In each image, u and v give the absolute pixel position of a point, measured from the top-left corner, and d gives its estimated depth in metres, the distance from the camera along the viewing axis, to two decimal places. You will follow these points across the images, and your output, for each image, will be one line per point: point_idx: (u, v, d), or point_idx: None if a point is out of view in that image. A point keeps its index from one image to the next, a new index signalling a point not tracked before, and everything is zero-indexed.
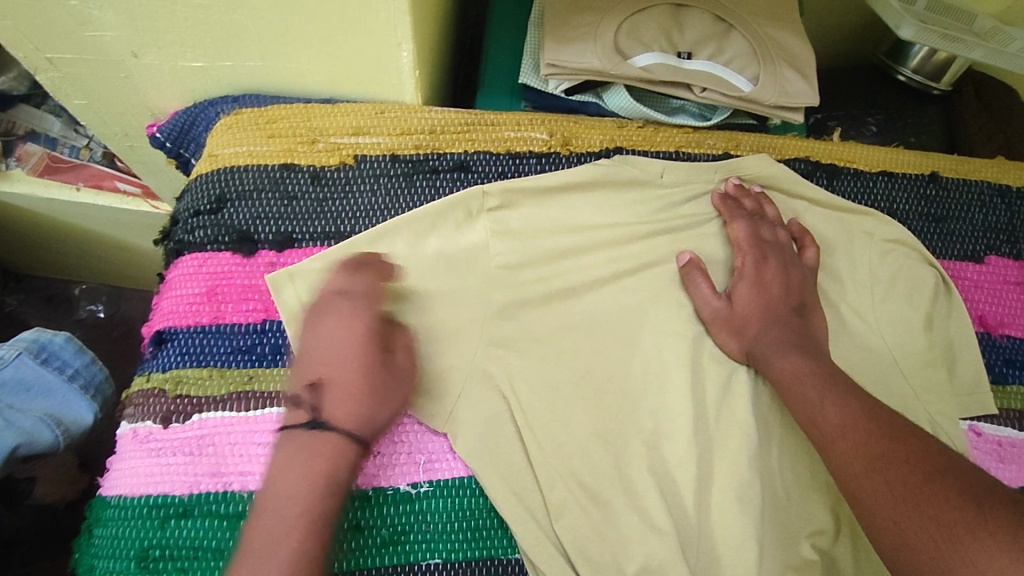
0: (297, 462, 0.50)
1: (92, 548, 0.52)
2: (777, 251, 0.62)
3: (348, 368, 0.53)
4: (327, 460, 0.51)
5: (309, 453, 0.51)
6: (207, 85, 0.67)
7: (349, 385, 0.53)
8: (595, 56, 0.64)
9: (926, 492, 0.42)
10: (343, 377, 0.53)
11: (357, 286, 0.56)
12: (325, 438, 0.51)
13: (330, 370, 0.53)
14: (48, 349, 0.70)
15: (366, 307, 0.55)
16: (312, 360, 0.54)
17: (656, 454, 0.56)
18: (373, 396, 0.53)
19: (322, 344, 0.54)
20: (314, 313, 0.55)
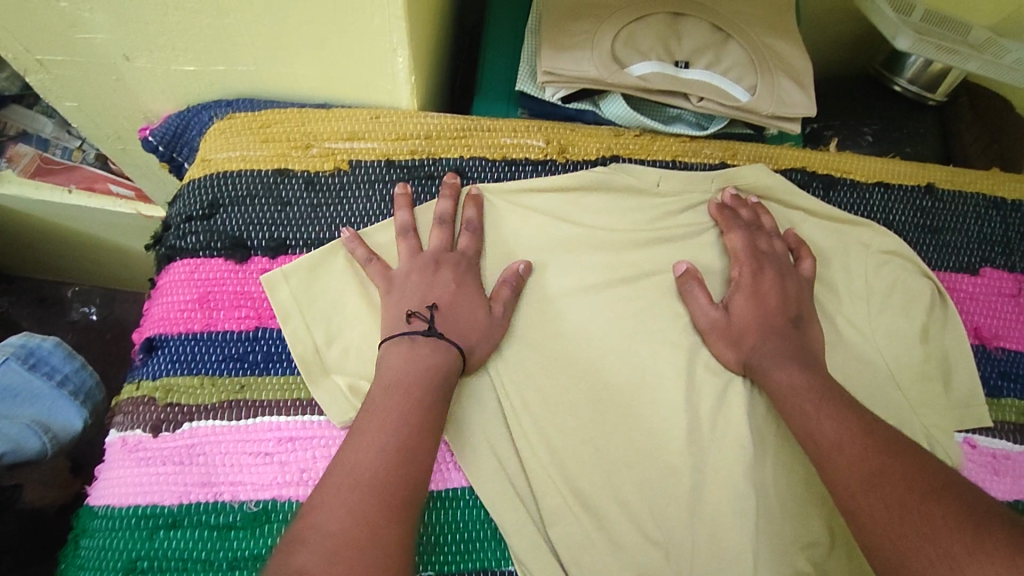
0: (419, 363, 0.52)
1: (78, 559, 0.51)
2: (774, 261, 0.62)
3: (458, 301, 0.57)
4: (440, 367, 0.53)
5: (428, 356, 0.53)
6: (201, 89, 0.67)
7: (465, 314, 0.56)
8: (591, 64, 0.64)
9: (923, 509, 0.42)
10: (458, 311, 0.56)
11: (463, 244, 0.60)
12: (445, 349, 0.54)
13: (447, 300, 0.57)
14: (36, 355, 0.69)
15: (467, 262, 0.60)
16: (438, 287, 0.57)
17: (651, 465, 0.56)
18: (473, 331, 0.56)
19: (444, 277, 0.57)
20: (431, 260, 0.58)
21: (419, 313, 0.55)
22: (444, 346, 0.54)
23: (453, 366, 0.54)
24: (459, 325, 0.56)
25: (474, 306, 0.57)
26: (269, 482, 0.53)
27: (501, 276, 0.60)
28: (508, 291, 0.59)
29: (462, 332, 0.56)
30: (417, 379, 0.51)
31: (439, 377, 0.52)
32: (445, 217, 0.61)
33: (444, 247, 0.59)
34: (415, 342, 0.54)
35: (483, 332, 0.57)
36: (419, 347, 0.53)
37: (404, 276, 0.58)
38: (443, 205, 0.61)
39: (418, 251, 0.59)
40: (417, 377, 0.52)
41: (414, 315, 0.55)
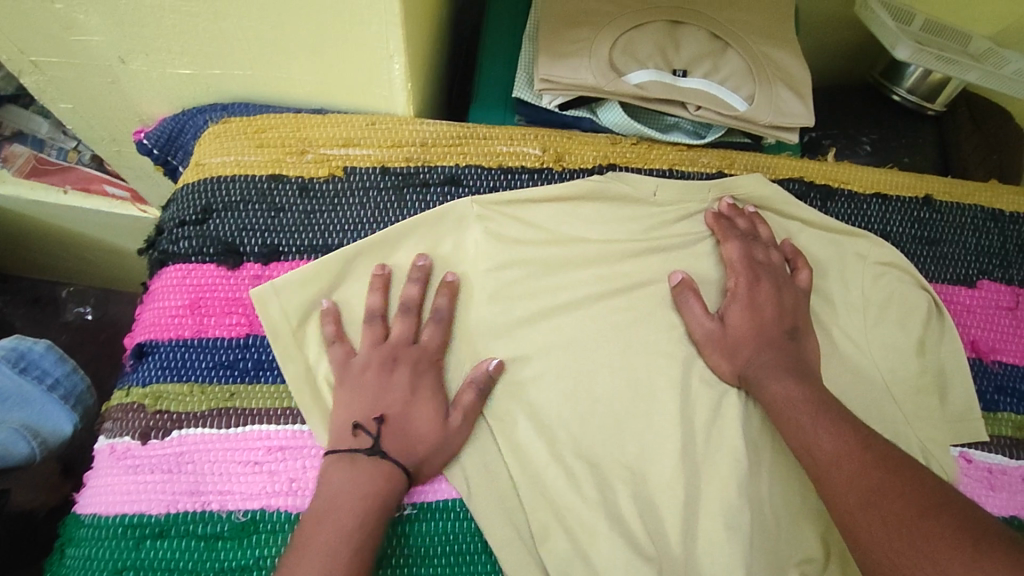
0: (357, 484, 0.50)
1: (63, 568, 0.51)
2: (770, 272, 0.61)
3: (411, 409, 0.54)
4: (378, 490, 0.50)
5: (368, 477, 0.51)
6: (196, 92, 0.67)
7: (416, 427, 0.54)
8: (589, 73, 0.64)
9: (919, 527, 0.41)
10: (412, 423, 0.54)
11: (425, 338, 0.57)
12: (386, 472, 0.51)
13: (398, 410, 0.54)
14: (27, 358, 0.69)
15: (427, 360, 0.57)
16: (389, 396, 0.54)
17: (643, 478, 0.55)
18: (426, 441, 0.54)
19: (398, 383, 0.55)
20: (390, 354, 0.56)
21: (366, 428, 0.53)
22: (387, 467, 0.52)
23: (396, 483, 0.51)
24: (408, 439, 0.53)
25: (429, 413, 0.54)
26: (258, 492, 0.53)
27: (469, 376, 0.57)
28: (472, 396, 0.56)
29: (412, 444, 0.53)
30: (351, 505, 0.49)
31: (374, 504, 0.50)
32: (411, 305, 0.58)
33: (406, 340, 0.57)
34: (356, 462, 0.51)
35: (435, 443, 0.54)
36: (360, 468, 0.51)
37: (354, 381, 0.55)
38: (409, 291, 0.58)
39: (381, 341, 0.57)
40: (353, 501, 0.49)
41: (361, 428, 0.53)
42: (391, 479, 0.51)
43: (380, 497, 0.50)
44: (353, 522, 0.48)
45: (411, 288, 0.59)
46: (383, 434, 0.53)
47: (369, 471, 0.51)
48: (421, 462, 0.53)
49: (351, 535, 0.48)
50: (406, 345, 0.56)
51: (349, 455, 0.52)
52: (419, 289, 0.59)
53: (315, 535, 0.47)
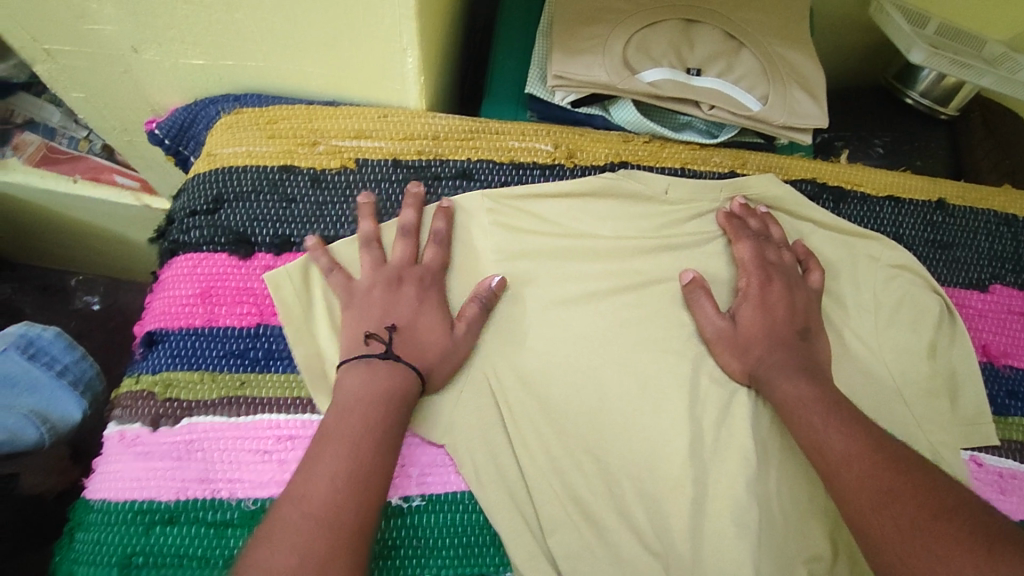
0: (377, 385, 0.51)
1: (73, 552, 0.51)
2: (782, 274, 0.61)
3: (419, 318, 0.56)
4: (398, 389, 0.52)
5: (390, 378, 0.52)
6: (208, 83, 0.67)
7: (426, 333, 0.55)
8: (602, 70, 0.63)
9: (931, 530, 0.41)
10: (422, 334, 0.55)
11: (429, 258, 0.59)
12: (402, 372, 0.52)
13: (407, 319, 0.55)
14: (36, 344, 0.69)
15: (432, 276, 0.58)
16: (399, 306, 0.56)
17: (651, 474, 0.55)
18: (438, 351, 0.55)
19: (408, 295, 0.56)
20: (394, 272, 0.57)
21: (379, 335, 0.54)
22: (404, 369, 0.53)
23: (412, 384, 0.53)
24: (419, 347, 0.54)
25: (439, 322, 0.56)
26: (267, 480, 0.53)
27: (471, 293, 0.59)
28: (476, 308, 0.58)
29: (425, 352, 0.54)
30: (374, 401, 0.51)
31: (395, 400, 0.51)
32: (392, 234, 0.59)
33: (408, 262, 0.58)
34: (374, 366, 0.52)
35: (445, 350, 0.55)
36: (379, 370, 0.52)
37: (365, 293, 0.56)
38: (407, 216, 0.59)
39: (382, 263, 0.58)
40: (376, 397, 0.51)
41: (373, 337, 0.54)
42: (408, 379, 0.52)
43: (403, 396, 0.52)
44: (376, 418, 0.50)
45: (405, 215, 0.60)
46: (395, 341, 0.54)
47: (386, 370, 0.52)
48: (434, 368, 0.55)
49: (375, 431, 0.49)
50: (409, 264, 0.58)
51: (365, 361, 0.53)
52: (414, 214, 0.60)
53: (342, 430, 0.49)
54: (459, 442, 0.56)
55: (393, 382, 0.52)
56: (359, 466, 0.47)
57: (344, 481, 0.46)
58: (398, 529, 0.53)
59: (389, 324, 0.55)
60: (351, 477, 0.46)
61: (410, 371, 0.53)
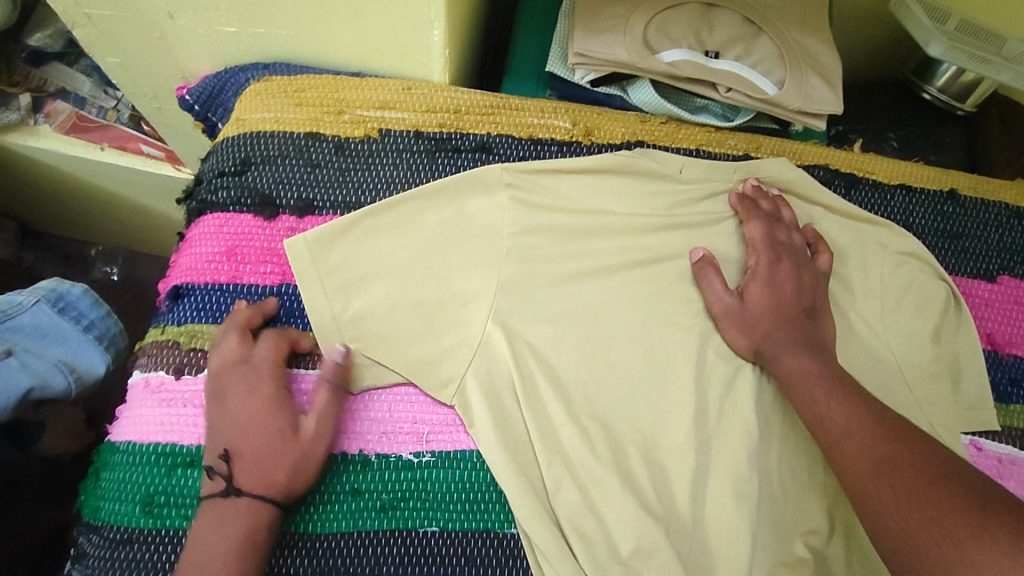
0: (225, 534, 0.49)
1: (99, 490, 0.54)
2: (791, 254, 0.62)
3: (257, 441, 0.52)
4: (246, 533, 0.49)
5: (232, 519, 0.50)
6: (240, 50, 0.69)
7: (259, 445, 0.52)
8: (623, 48, 0.65)
9: (929, 496, 0.42)
10: (252, 450, 0.52)
11: (259, 355, 0.55)
12: (244, 508, 0.50)
13: (237, 440, 0.52)
14: (66, 299, 0.71)
15: (258, 374, 0.55)
16: (230, 425, 0.53)
17: (654, 443, 0.57)
18: (274, 453, 0.52)
19: (240, 413, 0.53)
20: (232, 379, 0.54)
21: (219, 470, 0.52)
22: (244, 503, 0.50)
23: (266, 516, 0.50)
24: (257, 474, 0.51)
25: (270, 429, 0.52)
26: None
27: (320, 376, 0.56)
28: (326, 394, 0.55)
29: (266, 476, 0.51)
30: (220, 547, 0.48)
31: (241, 542, 0.49)
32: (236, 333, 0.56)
33: (237, 358, 0.55)
34: (219, 507, 0.50)
35: (285, 455, 0.52)
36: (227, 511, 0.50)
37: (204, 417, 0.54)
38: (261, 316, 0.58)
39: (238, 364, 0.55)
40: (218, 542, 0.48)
41: (214, 471, 0.52)
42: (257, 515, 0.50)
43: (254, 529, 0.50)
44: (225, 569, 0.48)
45: (230, 337, 0.56)
46: (233, 471, 0.51)
47: (225, 510, 0.50)
48: (285, 480, 0.51)
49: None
50: (235, 365, 0.55)
51: (212, 501, 0.51)
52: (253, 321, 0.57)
53: None
54: (467, 405, 0.58)
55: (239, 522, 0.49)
56: None
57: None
58: (394, 474, 0.56)
59: (224, 453, 0.52)
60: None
61: (260, 505, 0.50)
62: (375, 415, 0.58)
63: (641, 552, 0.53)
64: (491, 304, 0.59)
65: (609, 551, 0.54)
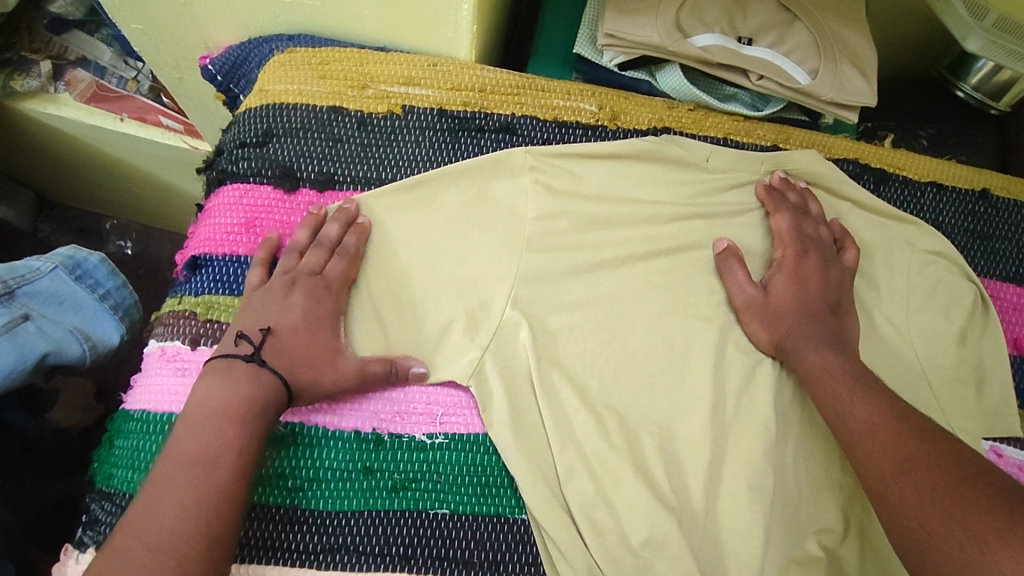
0: (236, 374, 0.51)
1: (112, 457, 0.54)
2: (819, 247, 0.61)
3: (313, 346, 0.54)
4: (250, 375, 0.51)
5: (244, 379, 0.51)
6: (265, 20, 0.68)
7: (305, 343, 0.54)
8: (654, 31, 0.63)
9: (955, 496, 0.42)
10: (301, 343, 0.54)
11: (328, 268, 0.57)
12: (264, 378, 0.51)
13: (285, 325, 0.54)
14: (82, 267, 0.71)
15: (327, 288, 0.56)
16: (284, 312, 0.54)
17: (668, 435, 0.56)
18: (317, 361, 0.54)
19: (298, 305, 0.55)
20: (290, 278, 0.56)
21: (249, 338, 0.53)
22: (265, 375, 0.51)
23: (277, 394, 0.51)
24: (297, 363, 0.53)
25: (324, 342, 0.55)
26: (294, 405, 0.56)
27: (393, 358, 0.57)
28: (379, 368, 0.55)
29: (306, 373, 0.53)
30: (224, 413, 0.49)
31: (255, 410, 0.50)
32: (298, 247, 0.58)
33: (311, 270, 0.57)
34: (233, 366, 0.51)
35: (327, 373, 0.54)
36: (226, 373, 0.51)
37: (255, 293, 0.56)
38: (328, 230, 0.58)
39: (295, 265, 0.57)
40: (218, 404, 0.49)
41: (244, 338, 0.53)
42: (256, 375, 0.51)
43: (250, 377, 0.51)
44: (227, 395, 0.50)
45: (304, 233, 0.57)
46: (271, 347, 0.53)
47: (222, 366, 0.51)
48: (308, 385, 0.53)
49: (212, 434, 0.48)
50: (303, 270, 0.57)
51: (224, 361, 0.52)
52: (310, 233, 0.59)
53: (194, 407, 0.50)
54: (484, 388, 0.57)
55: (236, 375, 0.51)
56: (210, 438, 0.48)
57: (180, 519, 0.45)
58: (415, 436, 0.56)
59: (265, 329, 0.54)
60: (192, 506, 0.45)
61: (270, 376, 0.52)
62: (390, 393, 0.57)
63: (653, 543, 0.53)
64: (510, 288, 0.59)
65: (619, 539, 0.54)
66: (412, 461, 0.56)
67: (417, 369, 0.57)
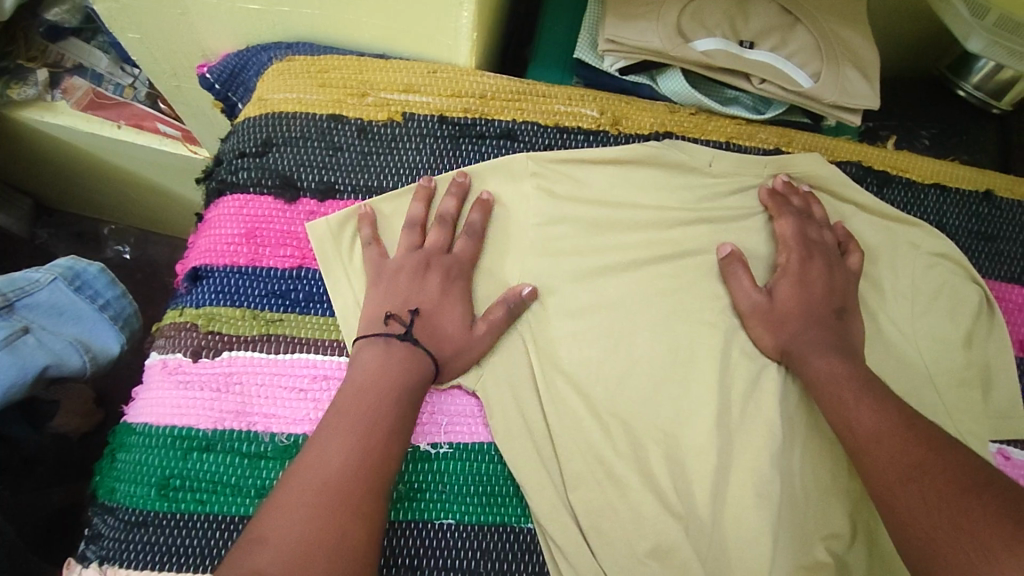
0: (393, 355, 0.53)
1: (114, 471, 0.54)
2: (823, 251, 0.61)
3: (453, 319, 0.56)
4: (407, 354, 0.54)
5: (402, 358, 0.53)
6: (263, 29, 0.67)
7: (449, 321, 0.56)
8: (655, 36, 0.63)
9: (963, 506, 0.41)
10: (446, 321, 0.56)
11: (458, 249, 0.59)
12: (418, 357, 0.54)
13: (428, 311, 0.56)
14: (82, 278, 0.71)
15: (459, 268, 0.58)
16: (426, 292, 0.57)
17: (673, 442, 0.56)
18: (456, 339, 0.56)
19: (435, 288, 0.57)
20: (424, 258, 0.58)
21: (398, 317, 0.56)
22: (418, 353, 0.54)
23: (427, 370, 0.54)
24: (439, 339, 0.56)
25: (459, 319, 0.57)
26: (302, 417, 0.55)
27: (500, 296, 0.58)
28: (501, 313, 0.57)
29: (452, 345, 0.56)
30: (388, 387, 0.52)
31: (411, 385, 0.53)
32: (418, 222, 0.60)
33: (440, 248, 0.59)
34: (390, 345, 0.54)
35: (467, 347, 0.56)
36: (387, 352, 0.54)
37: (392, 275, 0.57)
38: (447, 204, 0.60)
39: (417, 247, 0.59)
40: (380, 379, 0.52)
41: (394, 318, 0.55)
42: (412, 357, 0.54)
43: (405, 357, 0.54)
44: (389, 370, 0.53)
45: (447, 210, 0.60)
46: (421, 326, 0.55)
47: (377, 345, 0.54)
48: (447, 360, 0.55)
49: (375, 405, 0.51)
50: (441, 251, 0.59)
51: (381, 339, 0.54)
52: (424, 206, 0.60)
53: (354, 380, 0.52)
54: (488, 396, 0.57)
55: (398, 356, 0.53)
56: (372, 408, 0.50)
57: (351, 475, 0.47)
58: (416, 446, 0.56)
59: (412, 310, 0.56)
60: (360, 464, 0.47)
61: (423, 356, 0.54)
62: None
63: (660, 551, 0.53)
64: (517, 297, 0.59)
65: (625, 547, 0.53)
66: (420, 471, 0.55)
67: (530, 292, 0.58)
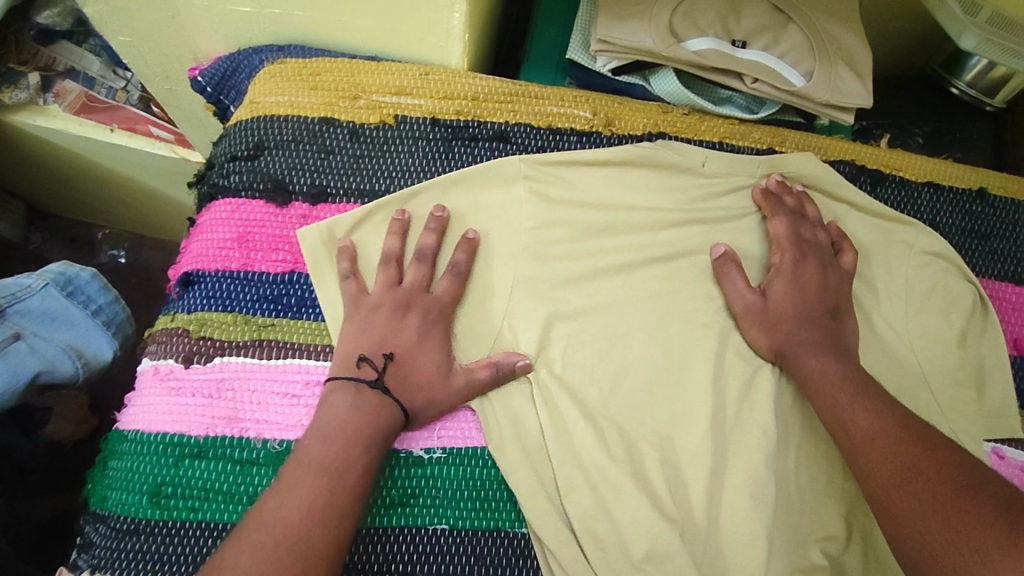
0: (363, 403, 0.52)
1: (106, 478, 0.53)
2: (816, 251, 0.61)
3: (428, 365, 0.55)
4: (379, 404, 0.52)
5: (372, 407, 0.52)
6: (254, 31, 0.67)
7: (424, 366, 0.55)
8: (647, 36, 0.63)
9: (957, 508, 0.41)
10: (421, 365, 0.55)
11: (439, 288, 0.58)
12: (389, 408, 0.52)
13: (406, 350, 0.55)
14: (74, 283, 0.70)
15: (439, 308, 0.57)
16: (401, 335, 0.55)
17: (668, 444, 0.56)
18: (430, 384, 0.55)
19: (411, 326, 0.56)
20: (401, 296, 0.57)
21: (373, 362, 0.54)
22: (388, 403, 0.53)
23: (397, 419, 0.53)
24: (413, 386, 0.54)
25: (436, 363, 0.55)
26: (294, 423, 0.54)
27: (495, 356, 0.57)
28: (488, 373, 0.56)
29: (425, 394, 0.54)
30: (354, 438, 0.50)
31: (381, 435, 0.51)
32: (392, 257, 0.59)
33: (418, 288, 0.58)
34: (362, 392, 0.52)
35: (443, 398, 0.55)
36: (359, 398, 0.52)
37: (365, 314, 0.56)
38: (425, 239, 0.59)
39: (394, 285, 0.57)
40: (347, 430, 0.51)
41: (366, 362, 0.54)
42: (383, 406, 0.52)
43: (375, 407, 0.52)
44: (357, 420, 0.51)
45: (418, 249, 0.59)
46: (394, 372, 0.54)
47: (348, 391, 0.52)
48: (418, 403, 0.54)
49: (339, 457, 0.49)
50: (419, 291, 0.57)
51: (353, 384, 0.53)
52: (399, 240, 0.59)
53: (321, 428, 0.51)
54: (481, 400, 0.57)
55: (369, 405, 0.52)
56: (338, 459, 0.49)
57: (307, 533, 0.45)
58: (404, 452, 0.56)
59: (386, 354, 0.54)
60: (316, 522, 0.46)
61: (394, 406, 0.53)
62: None
63: (655, 555, 0.53)
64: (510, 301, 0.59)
65: (620, 551, 0.53)
66: (409, 478, 0.55)
67: (524, 365, 0.57)
